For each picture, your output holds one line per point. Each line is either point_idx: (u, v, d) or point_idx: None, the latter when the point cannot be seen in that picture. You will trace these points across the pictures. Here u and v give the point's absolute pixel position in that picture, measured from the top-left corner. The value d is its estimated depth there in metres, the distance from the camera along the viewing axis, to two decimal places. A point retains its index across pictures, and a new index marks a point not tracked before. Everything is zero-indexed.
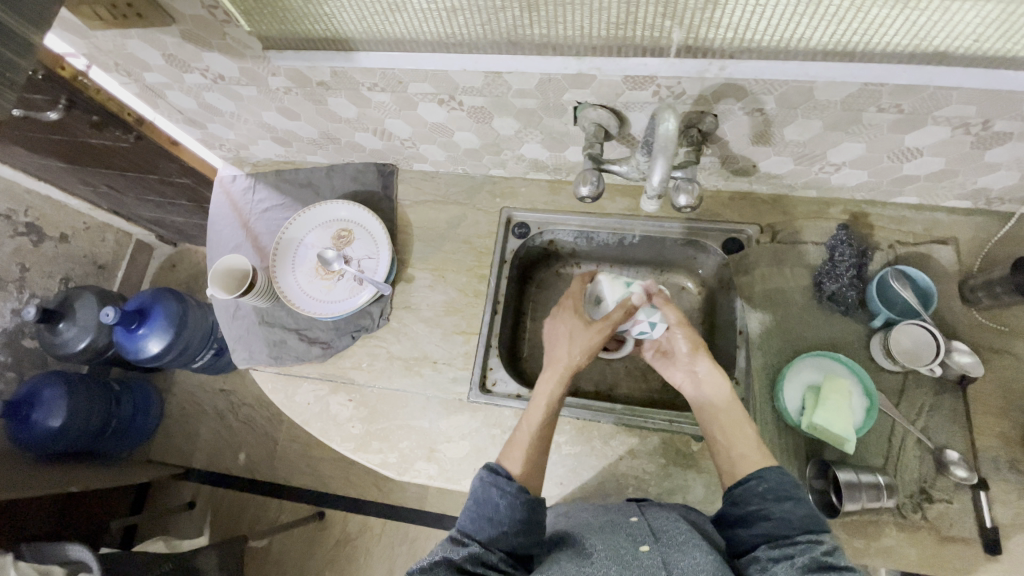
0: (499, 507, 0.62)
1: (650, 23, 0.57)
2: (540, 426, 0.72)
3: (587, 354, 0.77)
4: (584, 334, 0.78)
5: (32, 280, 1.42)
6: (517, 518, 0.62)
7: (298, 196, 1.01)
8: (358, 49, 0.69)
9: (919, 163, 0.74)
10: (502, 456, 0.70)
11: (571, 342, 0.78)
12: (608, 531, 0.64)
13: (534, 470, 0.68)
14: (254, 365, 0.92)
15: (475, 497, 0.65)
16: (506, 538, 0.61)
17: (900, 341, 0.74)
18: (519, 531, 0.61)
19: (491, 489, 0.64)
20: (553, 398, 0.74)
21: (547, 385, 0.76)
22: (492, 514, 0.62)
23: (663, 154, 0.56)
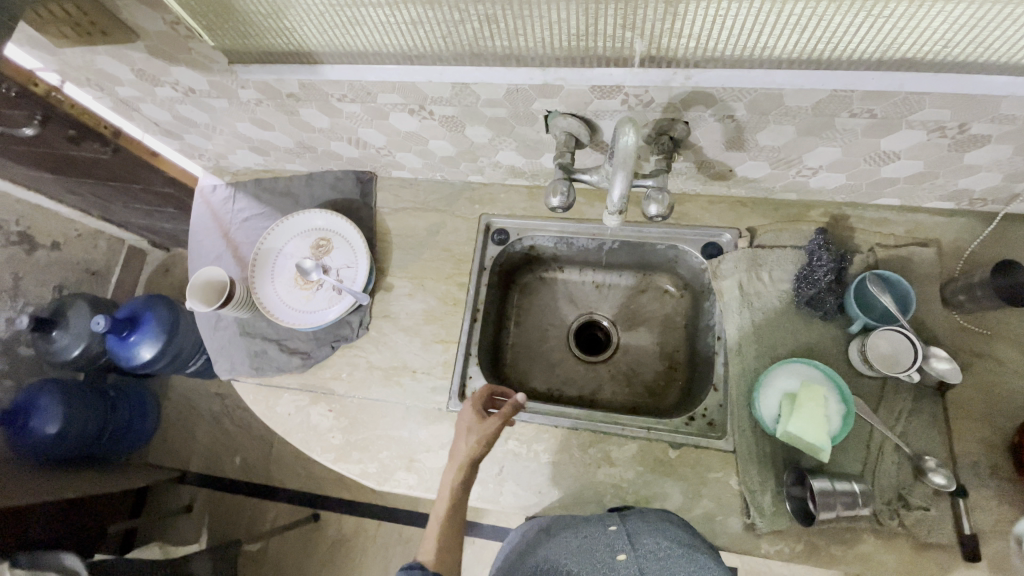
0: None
1: (611, 34, 0.56)
2: (444, 517, 0.71)
3: (482, 448, 0.74)
4: (477, 425, 0.76)
5: (24, 288, 1.43)
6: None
7: (278, 205, 1.00)
8: (323, 61, 0.68)
9: (896, 166, 0.73)
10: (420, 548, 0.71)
11: (466, 432, 0.76)
12: (580, 539, 0.68)
13: (445, 559, 0.68)
14: (236, 376, 0.92)
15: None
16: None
17: (877, 346, 0.74)
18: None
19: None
20: (453, 491, 0.72)
21: (448, 475, 0.74)
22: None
23: (622, 169, 0.55)
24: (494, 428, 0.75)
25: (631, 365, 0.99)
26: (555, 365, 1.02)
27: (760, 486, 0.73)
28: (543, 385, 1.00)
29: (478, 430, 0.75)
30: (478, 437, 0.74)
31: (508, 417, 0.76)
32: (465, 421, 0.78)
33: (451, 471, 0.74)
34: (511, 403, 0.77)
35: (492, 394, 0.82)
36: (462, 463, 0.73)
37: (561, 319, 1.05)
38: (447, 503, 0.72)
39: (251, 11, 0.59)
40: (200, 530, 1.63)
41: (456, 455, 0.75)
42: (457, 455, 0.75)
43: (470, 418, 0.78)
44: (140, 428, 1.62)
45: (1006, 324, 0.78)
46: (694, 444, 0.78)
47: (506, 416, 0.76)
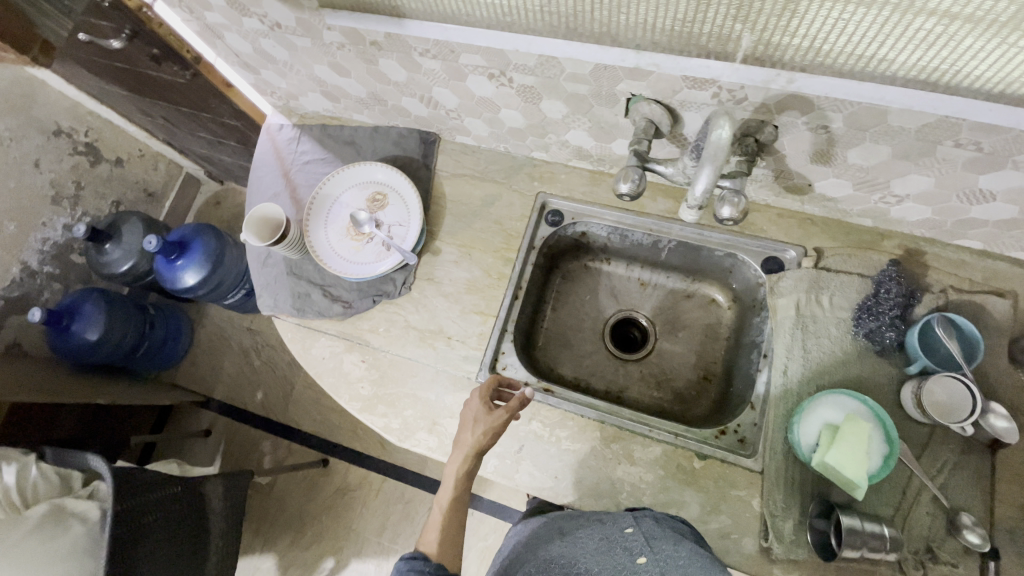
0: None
1: (719, 23, 0.54)
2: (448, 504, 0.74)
3: (490, 439, 0.73)
4: (484, 417, 0.75)
5: (85, 198, 1.49)
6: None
7: (340, 153, 1.01)
8: (410, 17, 0.69)
9: (988, 208, 0.69)
10: (425, 528, 0.75)
11: (472, 423, 0.75)
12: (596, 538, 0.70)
13: (448, 544, 0.73)
14: (277, 313, 0.94)
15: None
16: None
17: (933, 393, 0.70)
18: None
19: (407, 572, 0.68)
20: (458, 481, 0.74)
21: (451, 463, 0.75)
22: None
23: (711, 163, 0.53)
24: (502, 420, 0.74)
25: (665, 369, 0.97)
26: (586, 356, 1.01)
27: (783, 512, 0.71)
28: (572, 373, 0.99)
29: (485, 423, 0.74)
30: (484, 431, 0.73)
31: (515, 411, 0.75)
32: (471, 411, 0.76)
33: (456, 461, 0.74)
34: (519, 397, 0.75)
35: (499, 382, 0.80)
36: (467, 455, 0.73)
37: (600, 311, 1.03)
38: (451, 491, 0.74)
39: None
40: (215, 456, 1.69)
41: (462, 446, 0.74)
42: (461, 444, 0.75)
43: (477, 407, 0.76)
44: (172, 348, 1.70)
45: None
46: (721, 458, 0.76)
47: (513, 409, 0.75)
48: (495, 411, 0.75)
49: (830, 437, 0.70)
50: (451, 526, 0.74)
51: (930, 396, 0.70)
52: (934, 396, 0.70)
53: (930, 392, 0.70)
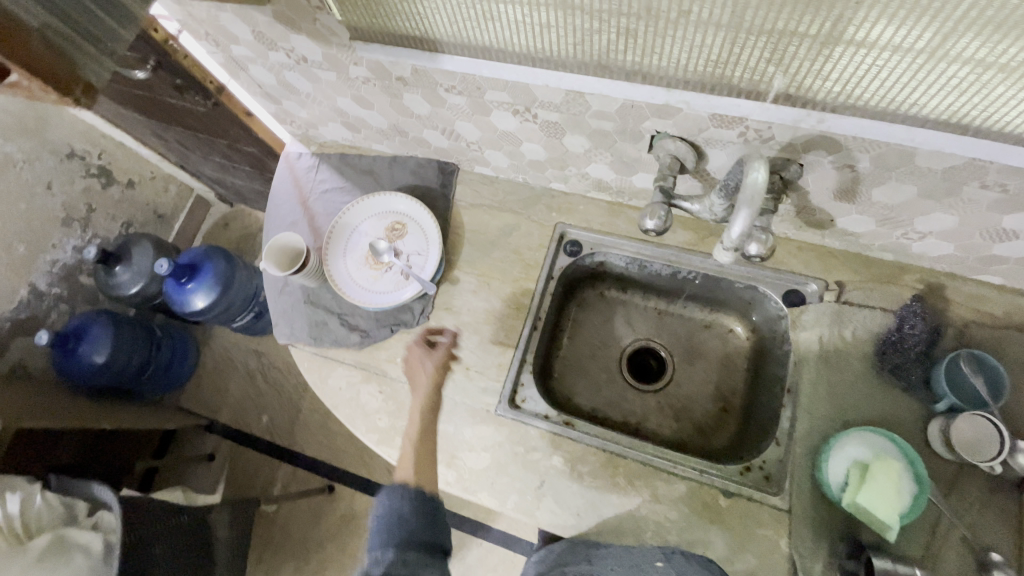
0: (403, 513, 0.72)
1: (752, 66, 0.55)
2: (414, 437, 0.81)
3: (440, 370, 0.86)
4: (429, 354, 0.88)
5: (96, 220, 1.49)
6: (419, 514, 0.73)
7: (359, 181, 1.02)
8: (444, 51, 0.68)
9: (1012, 246, 0.69)
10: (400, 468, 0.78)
11: (421, 364, 0.88)
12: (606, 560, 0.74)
13: (420, 473, 0.77)
14: (293, 342, 0.93)
15: (382, 521, 0.72)
16: (414, 534, 0.71)
17: (963, 431, 0.69)
18: (423, 528, 0.72)
19: (394, 498, 0.74)
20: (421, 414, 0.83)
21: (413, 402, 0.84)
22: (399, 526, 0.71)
23: (748, 205, 0.52)
24: (448, 353, 0.88)
25: (683, 400, 0.96)
26: (603, 386, 1.00)
27: (812, 554, 0.70)
28: (589, 404, 0.98)
29: (432, 358, 0.88)
30: (434, 363, 0.87)
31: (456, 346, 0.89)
32: (415, 355, 0.89)
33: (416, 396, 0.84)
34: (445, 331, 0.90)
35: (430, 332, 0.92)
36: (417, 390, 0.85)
37: (617, 340, 1.02)
38: (415, 423, 0.82)
39: None
40: (218, 483, 1.66)
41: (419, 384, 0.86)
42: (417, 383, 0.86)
43: (418, 350, 0.89)
44: (178, 371, 1.68)
45: None
46: (747, 496, 0.75)
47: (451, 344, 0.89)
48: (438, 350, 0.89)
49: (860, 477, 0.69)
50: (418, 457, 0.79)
51: (960, 434, 0.69)
52: (963, 434, 0.69)
53: (960, 428, 0.69)
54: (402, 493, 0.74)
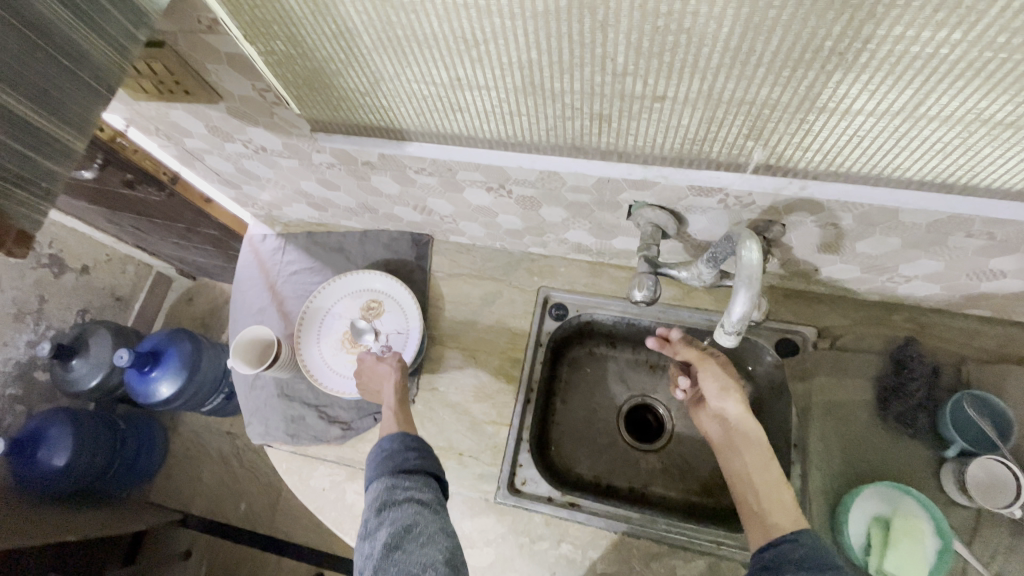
0: (397, 451, 0.68)
1: (730, 141, 0.54)
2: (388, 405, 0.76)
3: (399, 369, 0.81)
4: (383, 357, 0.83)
5: (47, 314, 1.39)
6: (412, 446, 0.68)
7: (329, 261, 0.97)
8: (410, 138, 0.65)
9: (999, 284, 0.69)
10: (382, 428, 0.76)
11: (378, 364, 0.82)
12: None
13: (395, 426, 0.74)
14: (268, 441, 0.87)
15: (376, 458, 0.68)
16: (411, 463, 0.67)
17: (977, 476, 0.68)
18: (418, 456, 0.67)
19: (385, 442, 0.69)
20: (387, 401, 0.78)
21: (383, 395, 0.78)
22: (393, 459, 0.67)
23: (747, 287, 0.51)
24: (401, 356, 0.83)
25: (686, 458, 0.93)
26: (602, 451, 0.95)
27: None
28: (590, 471, 0.93)
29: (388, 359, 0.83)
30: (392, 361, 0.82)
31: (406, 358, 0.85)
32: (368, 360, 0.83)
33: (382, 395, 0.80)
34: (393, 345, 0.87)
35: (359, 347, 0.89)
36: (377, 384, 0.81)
37: (612, 399, 0.98)
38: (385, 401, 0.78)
39: (350, 87, 0.57)
40: None
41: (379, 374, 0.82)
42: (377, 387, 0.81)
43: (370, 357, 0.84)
44: (146, 462, 1.56)
45: None
46: None
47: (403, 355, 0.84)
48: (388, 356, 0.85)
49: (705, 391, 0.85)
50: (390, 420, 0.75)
51: (976, 480, 0.68)
52: (978, 480, 0.68)
53: (975, 474, 0.68)
54: (394, 436, 0.70)
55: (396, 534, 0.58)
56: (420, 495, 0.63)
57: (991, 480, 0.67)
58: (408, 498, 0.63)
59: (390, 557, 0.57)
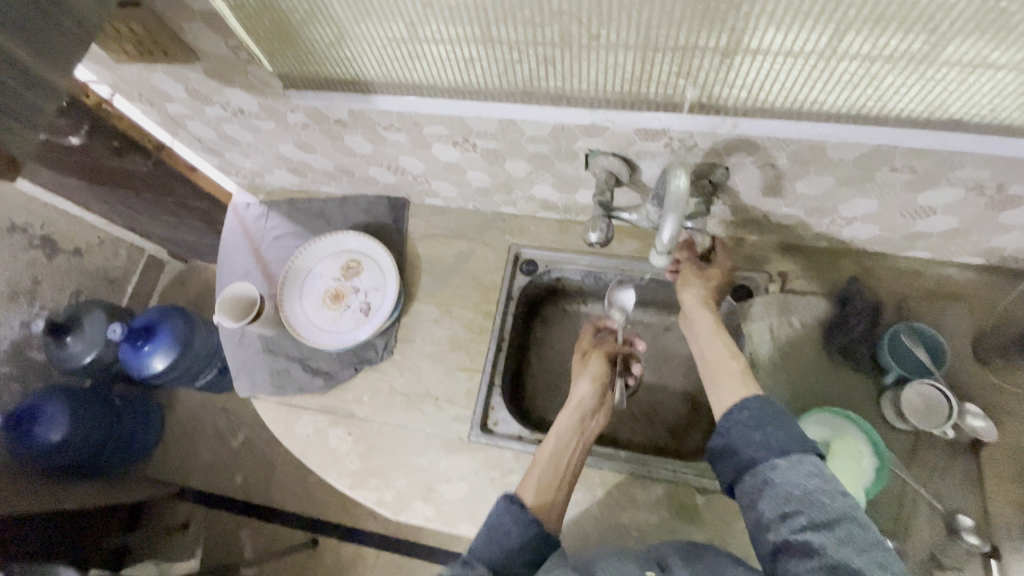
0: (511, 533, 0.63)
1: (664, 80, 0.58)
2: (551, 456, 0.72)
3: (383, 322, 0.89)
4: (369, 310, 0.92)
5: (43, 293, 1.43)
6: (528, 546, 0.63)
7: (310, 225, 1.02)
8: (376, 91, 0.70)
9: (931, 222, 0.74)
10: (517, 488, 0.71)
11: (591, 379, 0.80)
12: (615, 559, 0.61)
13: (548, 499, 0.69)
14: (255, 393, 0.92)
15: (487, 524, 0.64)
16: (517, 566, 0.61)
17: (912, 400, 0.73)
18: (526, 561, 0.62)
19: (504, 515, 0.64)
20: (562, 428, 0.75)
21: (563, 417, 0.76)
22: (505, 540, 0.62)
23: (673, 211, 0.56)
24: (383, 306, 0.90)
25: (653, 405, 0.98)
26: None
27: None
28: None
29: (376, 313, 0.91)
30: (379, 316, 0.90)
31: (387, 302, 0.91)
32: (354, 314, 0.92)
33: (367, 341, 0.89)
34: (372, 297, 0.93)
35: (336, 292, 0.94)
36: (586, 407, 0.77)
37: None
38: (560, 442, 0.74)
39: (315, 40, 0.62)
40: (195, 548, 1.59)
41: (574, 400, 0.78)
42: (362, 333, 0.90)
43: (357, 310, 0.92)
44: (143, 438, 1.60)
45: None
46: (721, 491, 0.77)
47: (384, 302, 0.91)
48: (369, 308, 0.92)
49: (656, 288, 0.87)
50: (561, 488, 0.71)
51: (912, 403, 0.73)
52: (913, 403, 0.73)
53: (910, 397, 0.73)
54: (516, 512, 0.64)
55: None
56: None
57: (925, 403, 0.72)
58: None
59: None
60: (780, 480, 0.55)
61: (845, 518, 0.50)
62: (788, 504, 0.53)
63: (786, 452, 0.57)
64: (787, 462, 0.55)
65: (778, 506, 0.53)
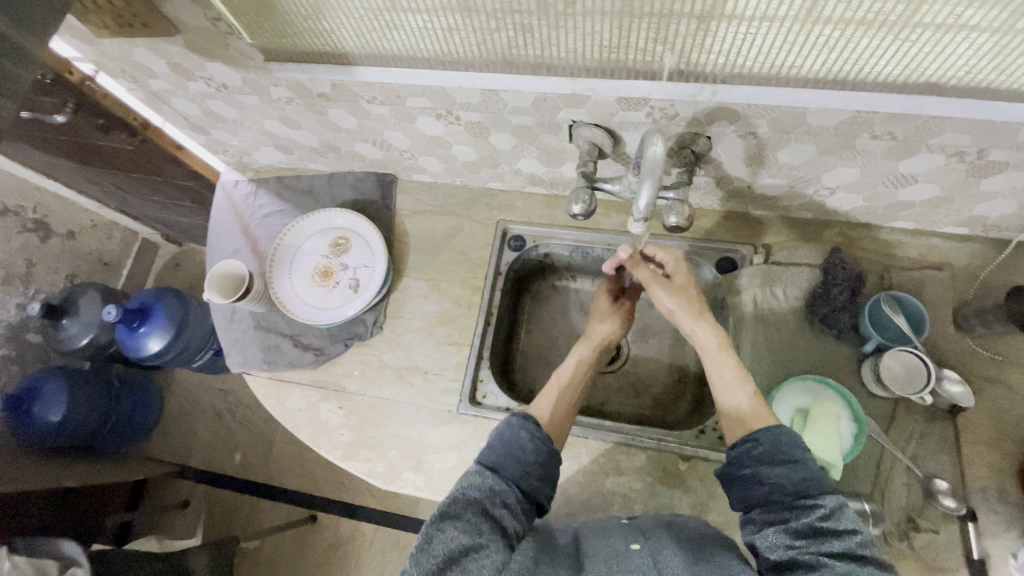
0: (526, 448, 0.65)
1: (642, 47, 0.58)
2: (567, 384, 0.76)
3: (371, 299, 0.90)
4: (361, 289, 0.92)
5: (38, 276, 1.43)
6: (541, 462, 0.65)
7: (299, 202, 1.02)
8: (357, 63, 0.70)
9: (913, 190, 0.74)
10: (530, 408, 0.74)
11: (605, 316, 0.85)
12: (607, 536, 0.61)
13: (558, 423, 0.72)
14: (248, 369, 0.93)
15: (502, 437, 0.67)
16: (529, 478, 0.64)
17: (891, 368, 0.74)
18: (538, 474, 0.65)
19: (520, 431, 0.67)
20: (583, 361, 0.79)
21: (580, 351, 0.81)
22: (519, 454, 0.65)
23: (650, 177, 0.57)
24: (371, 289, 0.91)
25: (641, 378, 0.99)
26: None
27: None
28: None
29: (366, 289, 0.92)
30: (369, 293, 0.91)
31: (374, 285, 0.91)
32: (346, 292, 0.93)
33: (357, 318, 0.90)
34: (364, 275, 0.93)
35: (327, 269, 0.94)
36: (602, 345, 0.81)
37: (573, 327, 1.03)
38: (575, 375, 0.78)
39: (292, 11, 0.62)
40: (196, 526, 1.61)
41: (593, 337, 0.82)
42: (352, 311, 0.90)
43: (348, 289, 0.93)
44: (142, 419, 1.62)
45: (1016, 350, 0.78)
46: (703, 457, 0.78)
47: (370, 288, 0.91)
48: (359, 286, 0.93)
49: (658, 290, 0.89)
50: (568, 415, 0.75)
51: (890, 371, 0.74)
52: (892, 370, 0.74)
53: (889, 364, 0.74)
54: (534, 431, 0.67)
55: (463, 529, 0.55)
56: (514, 522, 0.59)
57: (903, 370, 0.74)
58: (505, 519, 0.59)
59: (440, 533, 0.54)
60: (791, 516, 0.56)
61: (857, 556, 0.51)
62: (798, 538, 0.54)
63: (798, 493, 0.57)
64: (801, 505, 0.56)
65: (787, 535, 0.55)
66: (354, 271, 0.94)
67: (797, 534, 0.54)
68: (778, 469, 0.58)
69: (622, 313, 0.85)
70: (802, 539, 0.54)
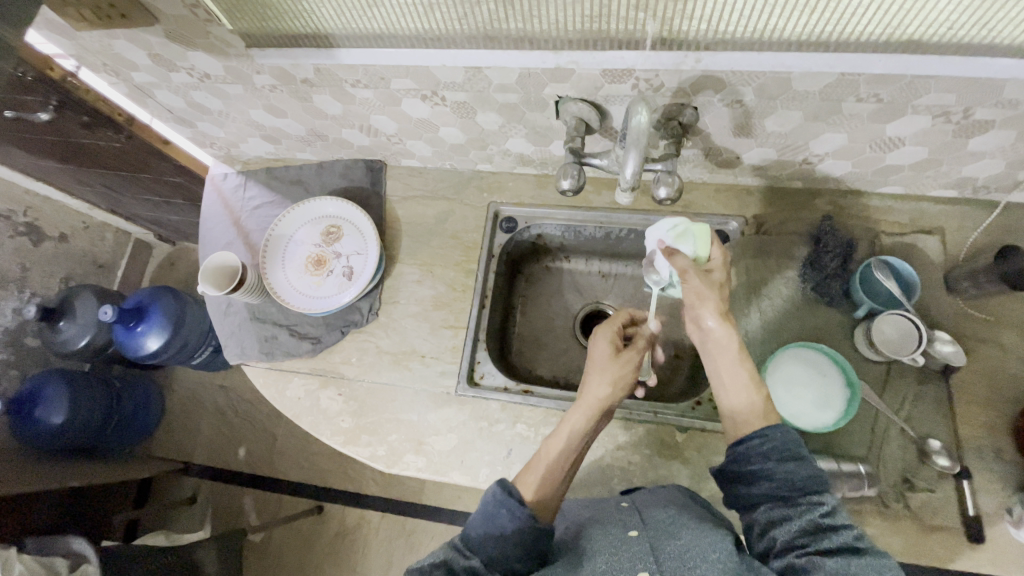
0: (506, 527, 0.60)
1: (624, 15, 0.58)
2: (558, 455, 0.68)
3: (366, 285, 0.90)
4: (357, 276, 0.92)
5: (33, 279, 1.43)
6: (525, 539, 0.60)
7: (288, 193, 1.02)
8: (339, 45, 0.70)
9: (900, 153, 0.74)
10: (516, 480, 0.67)
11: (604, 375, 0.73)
12: (605, 523, 0.62)
13: (548, 499, 0.65)
14: (245, 360, 0.93)
15: (484, 511, 0.62)
16: (510, 561, 0.59)
17: (883, 332, 0.74)
18: (521, 556, 0.59)
19: (501, 508, 0.61)
20: (578, 430, 0.70)
21: (574, 416, 0.71)
22: (499, 532, 0.60)
23: (635, 146, 0.58)
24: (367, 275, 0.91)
25: None
26: (561, 355, 1.01)
27: None
28: (550, 373, 1.00)
29: (361, 276, 0.92)
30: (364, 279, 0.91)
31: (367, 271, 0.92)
32: (340, 280, 0.93)
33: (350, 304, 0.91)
34: (359, 263, 0.93)
35: (320, 257, 0.94)
36: (599, 411, 0.71)
37: (568, 308, 1.04)
38: (567, 445, 0.69)
39: None
40: (203, 522, 1.62)
41: (589, 400, 0.71)
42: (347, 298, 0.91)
43: (342, 277, 0.93)
44: (145, 420, 1.62)
45: (1008, 310, 0.78)
46: (700, 428, 0.79)
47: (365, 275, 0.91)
48: (353, 274, 0.93)
49: (680, 233, 0.73)
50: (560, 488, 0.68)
51: (887, 334, 0.74)
52: (888, 333, 0.74)
53: (883, 327, 0.74)
54: (516, 512, 0.60)
55: None
56: None
57: (897, 332, 0.74)
58: None
59: None
60: (797, 513, 0.56)
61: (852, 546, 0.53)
62: (802, 535, 0.54)
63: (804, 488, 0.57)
64: (807, 502, 0.56)
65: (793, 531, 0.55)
66: (348, 259, 0.94)
67: (801, 532, 0.55)
68: (787, 465, 0.58)
69: (625, 370, 0.73)
70: (805, 536, 0.54)
